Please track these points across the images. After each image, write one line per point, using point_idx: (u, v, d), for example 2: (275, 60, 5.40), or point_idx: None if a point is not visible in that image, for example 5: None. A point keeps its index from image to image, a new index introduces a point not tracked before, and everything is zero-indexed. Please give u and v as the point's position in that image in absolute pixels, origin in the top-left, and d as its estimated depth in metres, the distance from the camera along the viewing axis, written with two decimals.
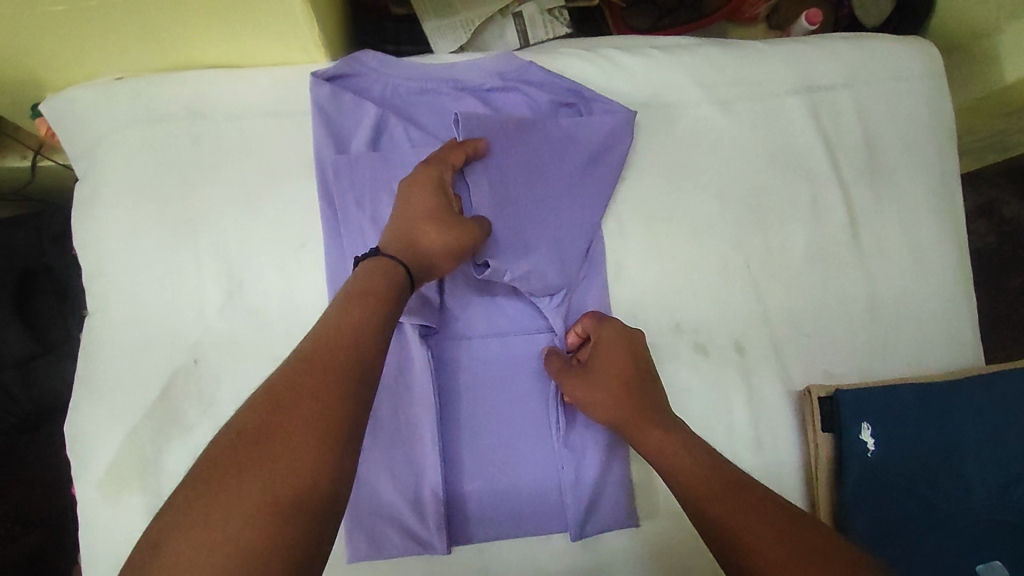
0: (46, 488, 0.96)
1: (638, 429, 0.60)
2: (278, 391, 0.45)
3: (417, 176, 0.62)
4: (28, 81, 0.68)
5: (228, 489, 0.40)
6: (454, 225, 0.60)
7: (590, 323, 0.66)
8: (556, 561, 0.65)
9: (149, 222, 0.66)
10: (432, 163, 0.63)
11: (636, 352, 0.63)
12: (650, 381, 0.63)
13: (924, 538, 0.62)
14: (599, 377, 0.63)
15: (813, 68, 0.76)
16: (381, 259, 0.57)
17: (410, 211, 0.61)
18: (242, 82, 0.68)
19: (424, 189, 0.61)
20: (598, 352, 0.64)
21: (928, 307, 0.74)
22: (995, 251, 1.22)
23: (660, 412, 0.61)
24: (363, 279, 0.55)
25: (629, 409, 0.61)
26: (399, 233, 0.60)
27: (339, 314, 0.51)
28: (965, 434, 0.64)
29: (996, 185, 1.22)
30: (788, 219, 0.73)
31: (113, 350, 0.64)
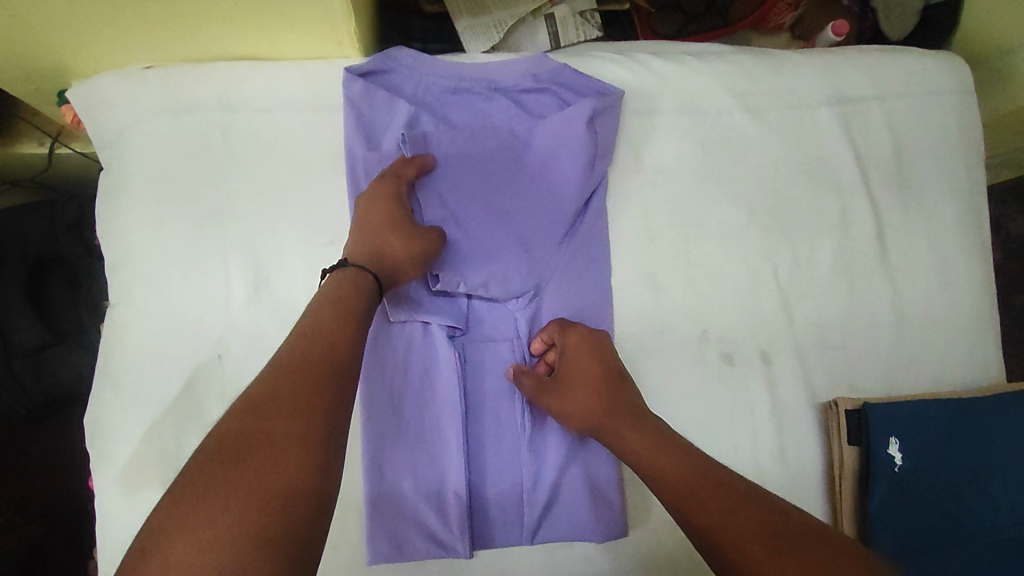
0: (48, 479, 0.94)
1: (614, 435, 0.59)
2: (261, 394, 0.45)
3: (373, 190, 0.62)
4: (57, 68, 0.67)
5: (215, 495, 0.39)
6: (417, 233, 0.62)
7: (555, 330, 0.64)
8: (580, 566, 0.65)
9: (176, 214, 0.65)
10: (387, 176, 0.63)
11: (604, 355, 0.62)
12: (624, 383, 0.61)
13: (951, 555, 0.62)
14: (569, 385, 0.62)
15: (845, 79, 0.75)
16: (349, 275, 0.57)
17: (370, 225, 0.61)
18: (275, 75, 0.67)
19: (383, 203, 0.61)
20: (565, 359, 0.62)
21: (952, 323, 0.74)
22: (1005, 267, 1.22)
23: (637, 414, 0.59)
24: (327, 294, 0.54)
25: (603, 415, 0.60)
26: (364, 248, 0.60)
27: (314, 320, 0.51)
28: (996, 452, 0.64)
29: (1008, 202, 1.23)
30: (816, 230, 0.73)
31: (137, 342, 0.63)
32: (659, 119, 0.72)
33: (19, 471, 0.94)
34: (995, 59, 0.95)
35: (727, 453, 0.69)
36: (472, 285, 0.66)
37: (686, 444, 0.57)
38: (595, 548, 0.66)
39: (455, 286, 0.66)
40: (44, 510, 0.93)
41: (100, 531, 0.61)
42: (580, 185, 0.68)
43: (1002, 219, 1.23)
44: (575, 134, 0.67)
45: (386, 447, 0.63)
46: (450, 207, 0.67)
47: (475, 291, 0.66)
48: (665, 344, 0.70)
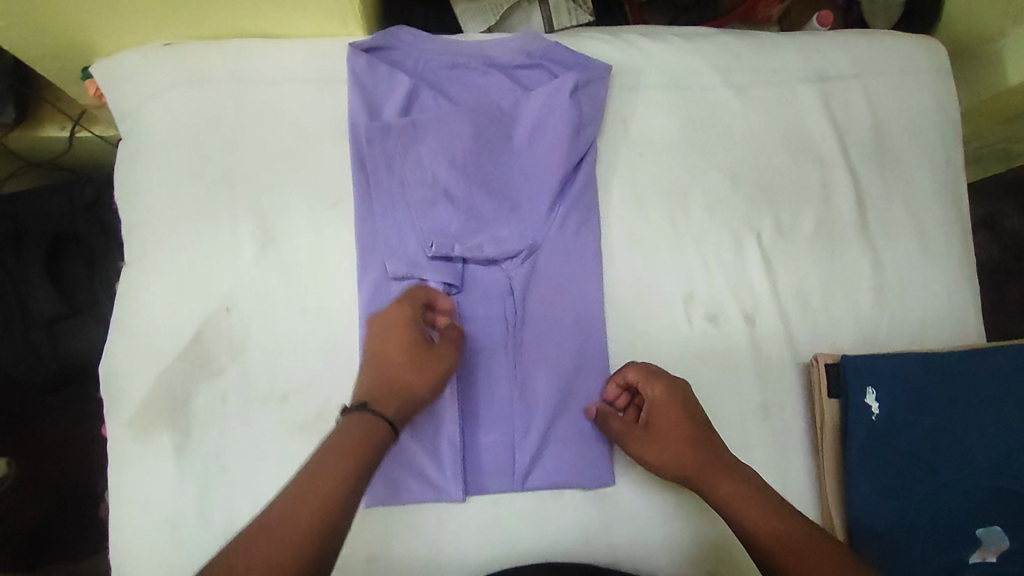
0: (59, 453, 0.98)
1: (707, 483, 0.63)
2: (265, 524, 0.48)
3: (383, 327, 0.62)
4: (81, 47, 0.72)
5: None
6: (433, 357, 0.61)
7: (644, 374, 0.67)
8: (572, 514, 0.68)
9: (189, 178, 0.69)
10: (391, 348, 0.61)
11: (692, 409, 0.66)
12: (711, 433, 0.66)
13: (926, 499, 0.66)
14: (659, 434, 0.66)
15: (825, 58, 0.79)
16: (369, 422, 0.56)
17: (386, 363, 0.60)
18: (283, 51, 0.72)
19: (390, 378, 0.60)
20: (655, 410, 0.66)
21: (933, 290, 0.77)
22: (996, 262, 1.25)
23: (728, 466, 0.63)
24: (338, 439, 0.54)
25: (696, 464, 0.64)
26: (382, 397, 0.59)
27: (345, 429, 0.55)
28: (970, 402, 0.67)
29: (998, 199, 1.27)
30: (798, 199, 0.76)
31: (150, 296, 0.67)
32: (647, 94, 0.76)
33: (27, 450, 0.97)
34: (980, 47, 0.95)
35: (713, 410, 0.71)
36: (467, 248, 0.69)
37: (776, 498, 0.61)
38: (583, 498, 0.69)
39: (451, 249, 0.69)
40: (55, 485, 0.96)
41: (114, 472, 0.65)
42: (570, 154, 0.71)
43: (993, 215, 1.27)
44: (565, 106, 0.71)
45: None
46: (446, 173, 0.70)
47: (471, 252, 0.69)
48: (652, 307, 0.73)
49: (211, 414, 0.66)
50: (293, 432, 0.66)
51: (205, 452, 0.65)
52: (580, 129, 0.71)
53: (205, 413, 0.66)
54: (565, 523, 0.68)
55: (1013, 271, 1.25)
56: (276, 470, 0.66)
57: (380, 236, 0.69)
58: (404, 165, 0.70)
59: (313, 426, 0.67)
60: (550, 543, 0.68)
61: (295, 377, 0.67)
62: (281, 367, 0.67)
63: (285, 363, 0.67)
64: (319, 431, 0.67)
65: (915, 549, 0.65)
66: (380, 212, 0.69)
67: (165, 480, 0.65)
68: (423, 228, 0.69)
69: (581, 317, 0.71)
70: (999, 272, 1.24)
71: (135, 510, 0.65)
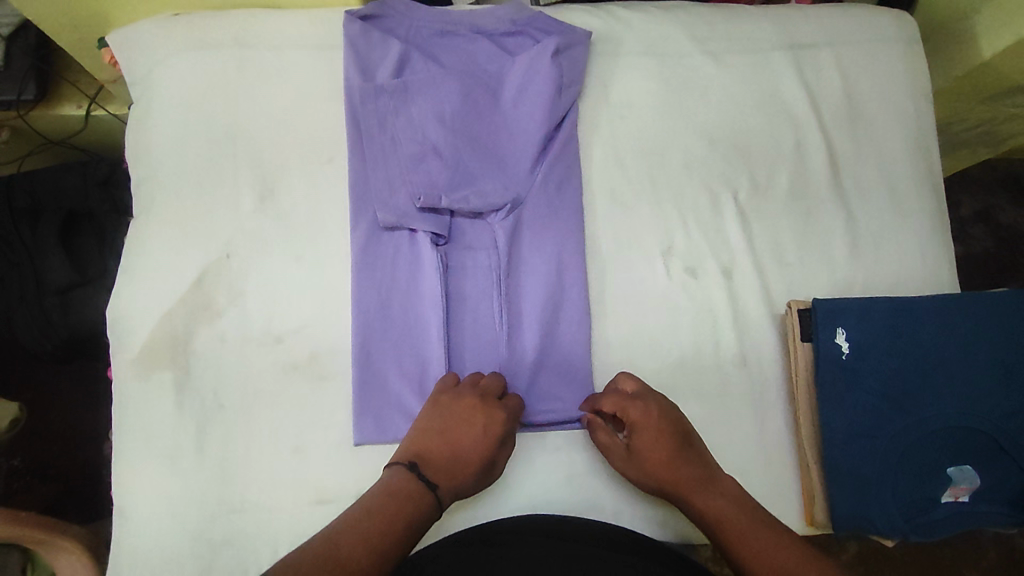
0: (80, 411, 1.05)
1: (687, 493, 0.65)
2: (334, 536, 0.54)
3: (480, 420, 0.65)
4: (97, 17, 0.78)
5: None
6: (486, 477, 0.66)
7: (619, 400, 0.68)
8: (552, 456, 0.71)
9: (193, 135, 0.73)
10: (486, 436, 0.66)
11: (672, 422, 0.67)
12: (693, 444, 0.67)
13: (895, 438, 0.68)
14: (643, 453, 0.67)
15: (798, 27, 0.83)
16: (432, 504, 0.61)
17: (464, 452, 0.65)
18: (284, 19, 0.77)
19: (472, 462, 0.65)
20: (636, 433, 0.67)
21: (906, 247, 0.79)
22: (993, 253, 1.25)
23: (706, 478, 0.65)
24: (397, 503, 0.59)
25: (677, 477, 0.66)
26: (451, 483, 0.64)
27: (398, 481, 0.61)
28: (939, 346, 0.69)
29: (995, 192, 1.27)
30: (773, 161, 0.80)
31: (154, 244, 0.71)
32: (625, 60, 0.80)
33: (36, 436, 1.03)
34: (957, 27, 0.95)
35: (692, 358, 0.74)
36: (454, 200, 0.72)
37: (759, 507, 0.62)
38: (566, 439, 0.71)
39: (438, 202, 0.72)
40: (76, 442, 1.03)
41: (116, 410, 0.69)
42: (552, 113, 0.74)
43: (990, 210, 1.26)
44: (546, 68, 0.74)
45: (374, 337, 0.70)
46: (434, 130, 0.73)
47: (457, 204, 0.72)
48: (632, 261, 0.76)
49: (209, 355, 0.69)
50: (287, 371, 0.70)
51: (203, 390, 0.69)
52: (562, 89, 0.75)
53: (204, 353, 0.69)
54: (547, 466, 0.71)
55: (1009, 263, 1.24)
56: (271, 408, 0.69)
57: (371, 189, 0.73)
58: (396, 124, 0.73)
59: (306, 366, 0.70)
60: (534, 483, 0.70)
61: (290, 319, 0.71)
62: (278, 312, 0.71)
63: (281, 307, 0.71)
64: (312, 372, 0.70)
65: (886, 487, 0.68)
66: (371, 165, 0.73)
67: (161, 417, 0.68)
68: (413, 181, 0.72)
69: (562, 267, 0.73)
70: (995, 264, 1.24)
71: (136, 444, 0.68)
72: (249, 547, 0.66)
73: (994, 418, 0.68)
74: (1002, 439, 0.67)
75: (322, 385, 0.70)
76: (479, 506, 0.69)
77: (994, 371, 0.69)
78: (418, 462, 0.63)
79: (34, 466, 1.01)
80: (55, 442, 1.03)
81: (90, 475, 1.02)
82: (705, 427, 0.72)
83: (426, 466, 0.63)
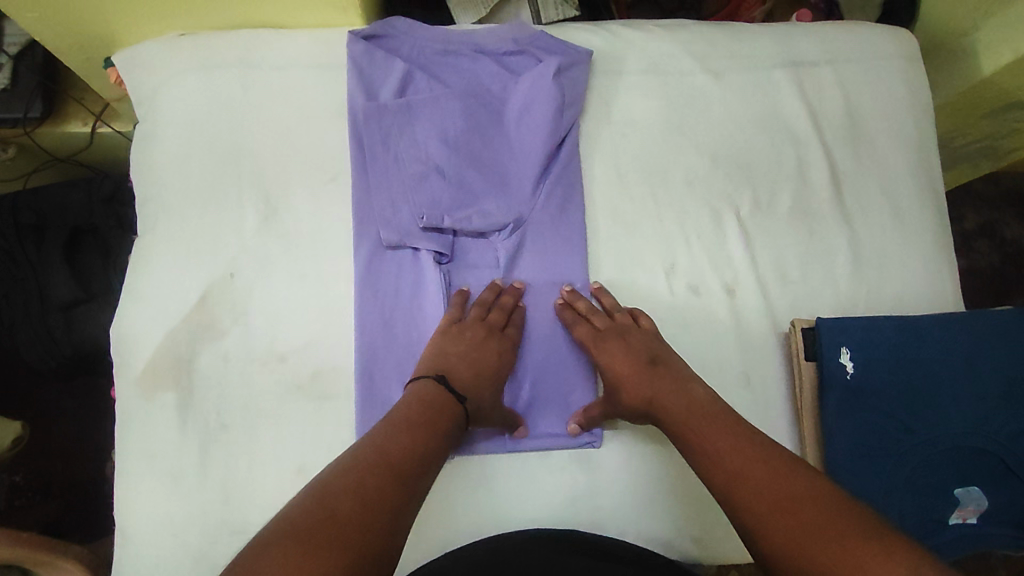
0: (82, 426, 1.05)
1: (661, 413, 0.64)
2: (382, 446, 0.56)
3: (497, 339, 0.69)
4: (103, 38, 0.78)
5: (332, 485, 0.51)
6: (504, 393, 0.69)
7: (586, 333, 0.70)
8: (556, 476, 0.70)
9: (198, 154, 0.74)
10: (502, 357, 0.69)
11: (635, 345, 0.69)
12: (662, 365, 0.67)
13: (902, 459, 0.68)
14: (613, 375, 0.68)
15: (799, 46, 0.83)
16: (459, 415, 0.63)
17: (484, 369, 0.67)
18: (287, 40, 0.78)
19: (493, 376, 0.68)
20: (605, 364, 0.69)
21: (909, 265, 0.79)
22: (997, 269, 1.24)
23: (678, 390, 0.65)
24: (431, 413, 0.61)
25: (647, 394, 0.65)
26: (474, 394, 0.66)
27: (427, 391, 0.63)
28: (943, 365, 0.69)
29: (999, 207, 1.27)
30: (775, 178, 0.80)
31: (158, 263, 0.71)
32: (626, 78, 0.80)
33: (38, 453, 1.03)
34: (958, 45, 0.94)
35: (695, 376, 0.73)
36: (457, 219, 0.72)
37: (734, 417, 0.61)
38: (569, 459, 0.71)
39: (442, 220, 0.72)
40: (78, 457, 1.03)
41: (119, 430, 0.69)
42: (554, 131, 0.75)
43: (995, 224, 1.26)
44: (548, 86, 0.75)
45: (377, 357, 0.70)
46: (437, 150, 0.74)
47: (460, 223, 0.72)
48: (635, 278, 0.76)
49: (212, 374, 0.69)
50: (290, 391, 0.69)
51: (206, 409, 0.69)
52: (564, 108, 0.76)
53: (207, 372, 0.69)
54: (550, 486, 0.70)
55: (1014, 279, 1.24)
56: (273, 428, 0.69)
57: (374, 209, 0.73)
58: (399, 143, 0.74)
59: (309, 386, 0.70)
60: (539, 504, 0.70)
61: (293, 339, 0.71)
62: (280, 331, 0.71)
63: (284, 326, 0.71)
64: (314, 391, 0.70)
65: (894, 508, 0.67)
66: (375, 185, 0.73)
67: (164, 436, 0.68)
68: (416, 201, 0.72)
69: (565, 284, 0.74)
70: (999, 279, 1.23)
71: (139, 465, 0.68)
72: None
73: (1000, 439, 0.67)
74: (1008, 459, 0.67)
75: (324, 405, 0.70)
76: (482, 527, 0.69)
77: (1000, 391, 0.68)
78: (446, 376, 0.65)
79: (36, 481, 1.01)
80: (57, 457, 1.03)
81: (92, 490, 1.02)
82: None
83: (452, 378, 0.65)
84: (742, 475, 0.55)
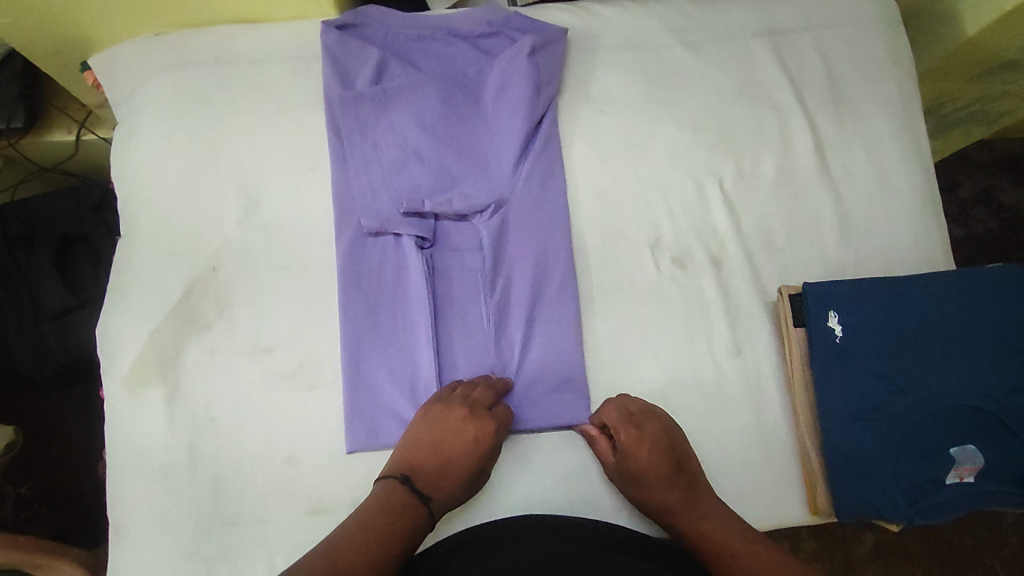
0: (81, 432, 1.05)
1: (675, 516, 0.66)
2: (395, 496, 0.63)
3: (470, 430, 0.65)
4: (79, 43, 0.78)
5: (352, 533, 0.59)
6: (477, 481, 0.67)
7: (616, 419, 0.68)
8: (548, 457, 0.70)
9: (177, 151, 0.74)
10: (474, 447, 0.66)
11: (663, 448, 0.67)
12: (685, 470, 0.67)
13: (896, 421, 0.67)
14: (639, 473, 0.67)
15: (775, 14, 0.83)
16: (424, 517, 0.63)
17: (458, 463, 0.66)
18: (261, 33, 0.78)
19: (464, 473, 0.66)
20: (626, 456, 0.67)
21: (897, 229, 0.78)
22: (996, 236, 1.23)
23: (692, 498, 0.66)
24: (389, 518, 0.61)
25: (664, 498, 0.66)
26: (443, 494, 0.65)
27: (439, 474, 0.65)
28: (933, 325, 0.69)
29: (995, 173, 1.25)
30: (756, 147, 0.79)
31: (141, 261, 0.71)
32: (600, 55, 0.80)
33: (41, 463, 1.03)
34: (937, 6, 0.93)
35: (684, 350, 0.73)
36: (437, 204, 0.72)
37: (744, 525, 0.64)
38: (561, 438, 0.71)
39: (422, 206, 0.72)
40: (78, 462, 1.04)
41: (108, 428, 0.68)
42: (531, 111, 0.74)
43: (991, 190, 1.25)
44: (521, 66, 0.74)
45: (362, 342, 0.70)
46: (415, 135, 0.73)
47: (440, 207, 0.72)
48: (620, 255, 0.75)
49: (199, 369, 0.69)
50: (277, 381, 0.69)
51: (194, 404, 0.69)
52: (540, 87, 0.75)
53: (194, 367, 0.69)
54: (544, 468, 0.70)
55: (1012, 245, 1.23)
56: (262, 420, 0.68)
57: (355, 197, 0.73)
58: (377, 131, 0.74)
59: (296, 376, 0.70)
60: (535, 485, 0.69)
61: (278, 330, 0.70)
62: (266, 323, 0.71)
63: (268, 318, 0.71)
64: (302, 381, 0.70)
65: (888, 470, 0.67)
66: (354, 172, 0.73)
67: (155, 433, 0.68)
68: (396, 187, 0.72)
69: (550, 264, 0.73)
70: (999, 245, 1.22)
71: (131, 462, 0.68)
72: (248, 561, 0.66)
73: (995, 396, 0.67)
74: (1005, 417, 0.66)
75: (313, 393, 0.69)
76: (475, 509, 0.68)
77: (993, 348, 0.68)
78: (410, 475, 0.65)
79: (41, 489, 1.02)
80: (59, 465, 1.03)
81: (95, 494, 1.02)
82: (701, 420, 0.71)
83: (418, 479, 0.65)
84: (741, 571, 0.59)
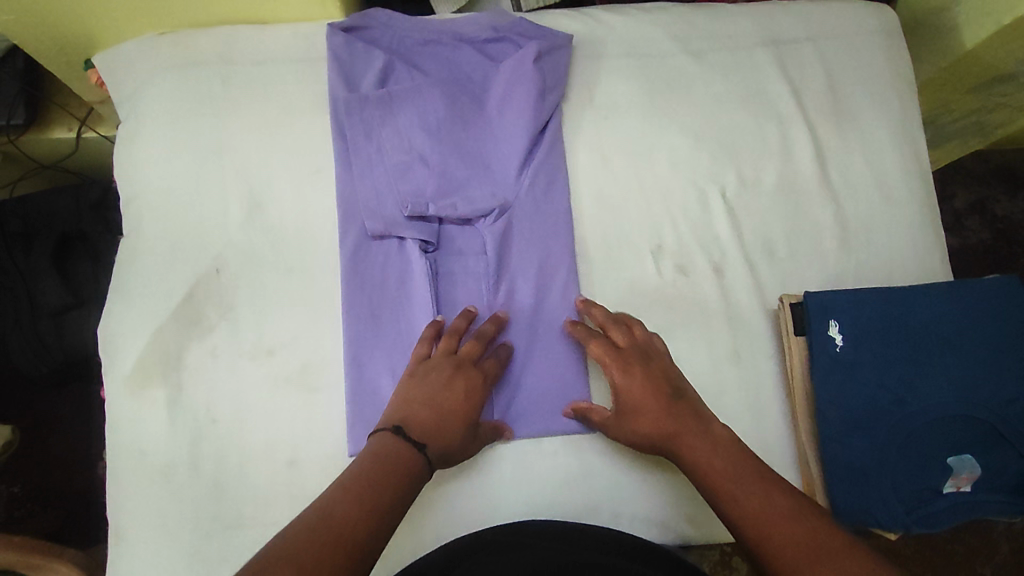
0: (78, 432, 1.04)
1: (680, 448, 0.62)
2: (386, 447, 0.58)
3: (461, 380, 0.64)
4: (85, 43, 0.78)
5: (342, 487, 0.53)
6: (470, 435, 0.64)
7: (606, 353, 0.67)
8: (550, 463, 0.70)
9: (181, 150, 0.74)
10: (467, 398, 0.64)
11: (657, 378, 0.65)
12: (683, 398, 0.64)
13: (895, 430, 0.68)
14: (636, 410, 0.64)
15: (778, 24, 0.83)
16: (423, 465, 0.58)
17: (451, 413, 0.63)
18: (267, 35, 0.78)
19: (461, 421, 0.63)
20: (622, 392, 0.65)
21: (895, 239, 0.79)
22: (990, 246, 1.24)
23: (699, 429, 0.62)
24: (384, 469, 0.56)
25: (670, 432, 0.62)
26: (441, 445, 0.61)
27: (432, 420, 0.62)
28: (931, 336, 0.69)
29: (990, 184, 1.26)
30: (758, 155, 0.80)
31: (144, 261, 0.71)
32: (605, 62, 0.80)
33: (36, 461, 1.03)
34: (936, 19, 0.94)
35: (685, 356, 0.73)
36: (441, 207, 0.72)
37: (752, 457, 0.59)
38: (562, 444, 0.71)
39: (426, 208, 0.72)
40: (74, 462, 1.03)
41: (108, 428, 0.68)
42: (537, 116, 0.75)
43: (986, 201, 1.26)
44: (527, 71, 0.75)
45: (366, 346, 0.70)
46: (419, 138, 0.74)
47: (444, 210, 0.72)
48: (622, 261, 0.75)
49: (201, 369, 0.69)
50: (279, 383, 0.69)
51: (195, 406, 0.68)
52: (546, 92, 0.76)
53: (196, 368, 0.69)
54: (546, 474, 0.70)
55: (1006, 255, 1.24)
56: (264, 422, 0.68)
57: (359, 198, 0.73)
58: (382, 134, 0.74)
59: (299, 378, 0.70)
60: (535, 489, 0.69)
61: (281, 332, 0.70)
62: (269, 325, 0.71)
63: (271, 320, 0.71)
64: (303, 383, 0.70)
65: (886, 479, 0.67)
66: (359, 175, 0.73)
67: (155, 433, 0.68)
68: (401, 190, 0.72)
69: (554, 269, 0.73)
70: (993, 255, 1.23)
71: (131, 462, 0.67)
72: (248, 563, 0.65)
73: (992, 406, 0.67)
74: (1002, 428, 0.67)
75: (314, 396, 0.69)
76: (476, 514, 0.68)
77: (991, 360, 0.68)
78: (404, 425, 0.60)
79: (35, 488, 1.01)
80: (54, 464, 1.03)
81: (90, 495, 1.01)
82: None
83: (411, 428, 0.60)
84: (761, 513, 0.53)
